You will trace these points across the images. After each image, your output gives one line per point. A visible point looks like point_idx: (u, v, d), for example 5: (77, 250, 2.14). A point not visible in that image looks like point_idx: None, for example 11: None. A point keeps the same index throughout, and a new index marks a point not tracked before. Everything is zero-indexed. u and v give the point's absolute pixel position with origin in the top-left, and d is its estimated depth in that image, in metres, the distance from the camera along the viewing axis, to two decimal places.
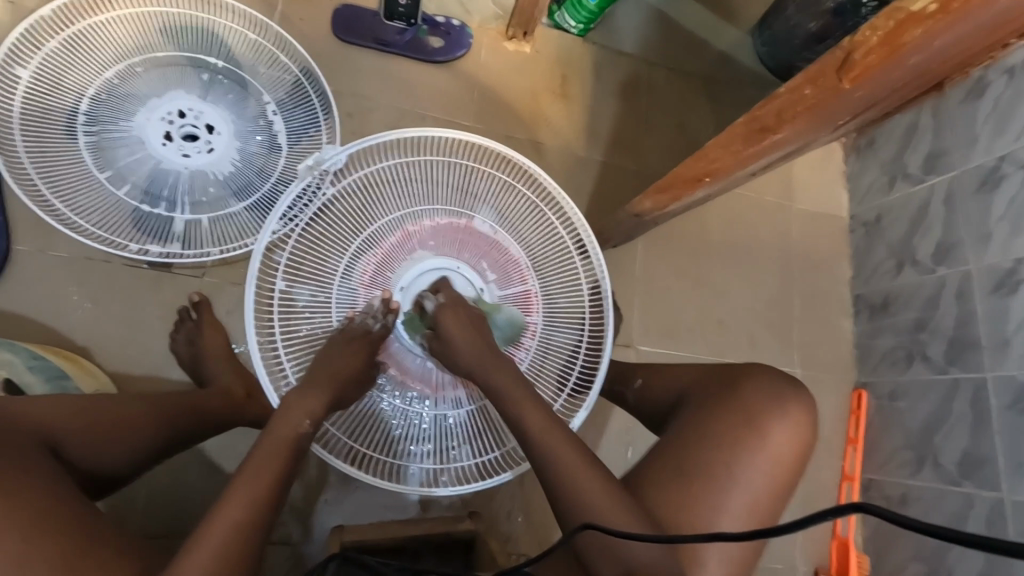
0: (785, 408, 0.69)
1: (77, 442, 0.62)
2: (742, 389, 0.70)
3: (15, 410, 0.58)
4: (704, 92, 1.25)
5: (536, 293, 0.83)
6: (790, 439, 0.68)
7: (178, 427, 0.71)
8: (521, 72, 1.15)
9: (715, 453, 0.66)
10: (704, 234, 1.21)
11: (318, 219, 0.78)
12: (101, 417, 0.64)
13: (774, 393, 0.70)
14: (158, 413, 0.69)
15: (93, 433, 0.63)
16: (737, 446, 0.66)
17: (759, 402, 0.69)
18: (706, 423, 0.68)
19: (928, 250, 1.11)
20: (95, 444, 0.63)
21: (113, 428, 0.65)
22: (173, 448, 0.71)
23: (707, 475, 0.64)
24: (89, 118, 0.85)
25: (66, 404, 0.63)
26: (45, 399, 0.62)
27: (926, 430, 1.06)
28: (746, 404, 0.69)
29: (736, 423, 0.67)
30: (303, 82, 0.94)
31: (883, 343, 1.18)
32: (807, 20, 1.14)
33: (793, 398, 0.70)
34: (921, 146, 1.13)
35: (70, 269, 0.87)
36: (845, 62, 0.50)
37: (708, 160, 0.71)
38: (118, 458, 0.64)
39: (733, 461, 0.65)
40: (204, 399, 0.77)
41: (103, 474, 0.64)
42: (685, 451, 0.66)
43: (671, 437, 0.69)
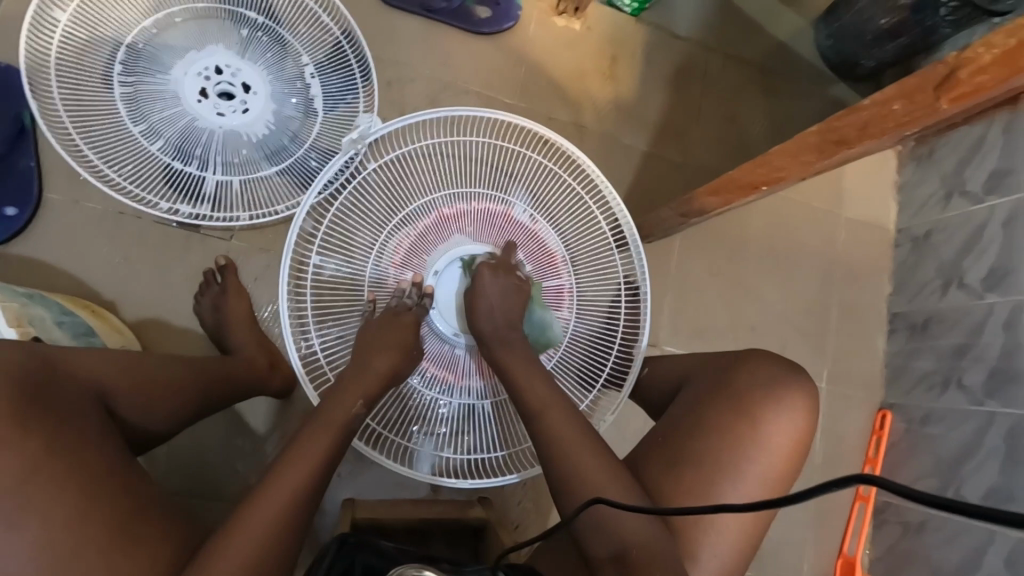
0: (784, 395, 0.66)
1: (125, 398, 0.62)
2: (737, 377, 0.67)
3: (67, 362, 0.58)
4: (759, 85, 1.19)
5: (571, 286, 0.80)
6: (788, 427, 0.65)
7: (214, 388, 0.72)
8: (569, 50, 1.09)
9: (710, 446, 0.63)
10: (742, 236, 1.16)
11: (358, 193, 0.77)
12: (146, 374, 0.65)
13: (773, 381, 0.66)
14: (198, 376, 0.70)
15: (142, 390, 0.64)
16: (733, 439, 0.63)
17: (755, 392, 0.66)
18: (701, 415, 0.65)
19: (979, 275, 1.05)
20: (141, 403, 0.63)
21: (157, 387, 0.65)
22: (208, 411, 0.72)
23: (702, 468, 0.62)
24: (126, 67, 0.82)
25: (113, 356, 0.63)
26: (94, 351, 0.62)
27: (953, 460, 1.03)
28: (742, 391, 0.66)
29: (734, 413, 0.64)
30: (343, 45, 0.90)
31: (917, 365, 1.13)
32: (879, 17, 1.06)
33: (792, 386, 0.67)
34: (986, 163, 1.06)
35: (101, 222, 0.86)
36: (949, 79, 0.45)
37: (771, 166, 0.66)
38: (160, 417, 0.65)
39: (731, 454, 0.63)
40: (237, 367, 0.78)
41: (144, 433, 0.64)
42: (682, 443, 0.64)
43: (666, 429, 0.67)
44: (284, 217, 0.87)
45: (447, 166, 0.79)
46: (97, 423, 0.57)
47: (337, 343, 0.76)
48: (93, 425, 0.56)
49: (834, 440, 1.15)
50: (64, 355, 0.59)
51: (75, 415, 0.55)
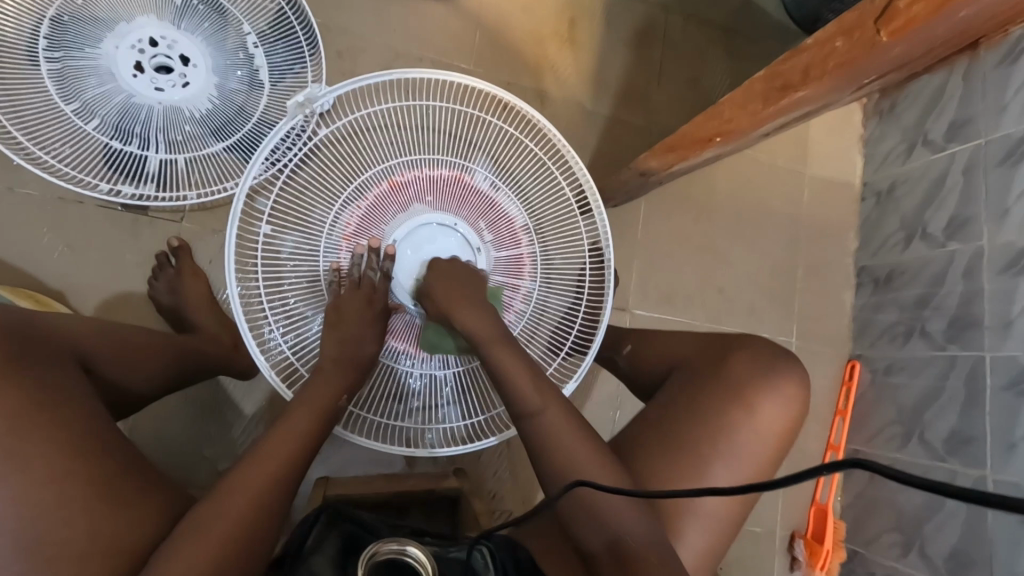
0: (776, 380, 0.67)
1: (106, 361, 0.62)
2: (733, 362, 0.68)
3: (51, 323, 0.59)
4: (722, 42, 1.17)
5: (533, 256, 0.78)
6: (778, 411, 0.66)
7: (191, 359, 0.73)
8: (526, 11, 1.06)
9: (701, 429, 0.64)
10: (709, 196, 1.15)
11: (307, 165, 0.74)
12: (125, 341, 0.65)
13: (766, 366, 0.67)
14: (174, 346, 0.71)
15: (123, 358, 0.64)
16: (725, 420, 0.64)
17: (748, 376, 0.66)
18: (695, 397, 0.66)
19: (940, 225, 1.06)
20: (120, 367, 0.63)
21: (135, 351, 0.65)
22: (184, 380, 0.73)
23: (691, 450, 0.63)
24: (51, 42, 0.78)
25: (93, 327, 0.63)
26: (73, 320, 0.62)
27: (917, 407, 1.05)
28: (734, 374, 0.67)
29: (723, 394, 0.65)
30: (286, 12, 0.86)
31: (882, 317, 1.15)
32: None
33: (784, 371, 0.67)
34: (947, 112, 1.06)
35: (42, 208, 0.83)
36: (887, 11, 0.44)
37: (723, 117, 0.65)
38: (139, 383, 0.65)
39: (718, 436, 0.64)
40: (208, 343, 0.78)
41: (123, 398, 0.64)
42: (668, 426, 0.65)
43: (660, 412, 0.67)
44: (234, 194, 0.85)
45: (400, 133, 0.76)
46: (83, 383, 0.57)
47: (295, 321, 0.74)
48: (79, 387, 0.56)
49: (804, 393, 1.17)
50: (48, 317, 0.59)
51: (60, 376, 0.54)
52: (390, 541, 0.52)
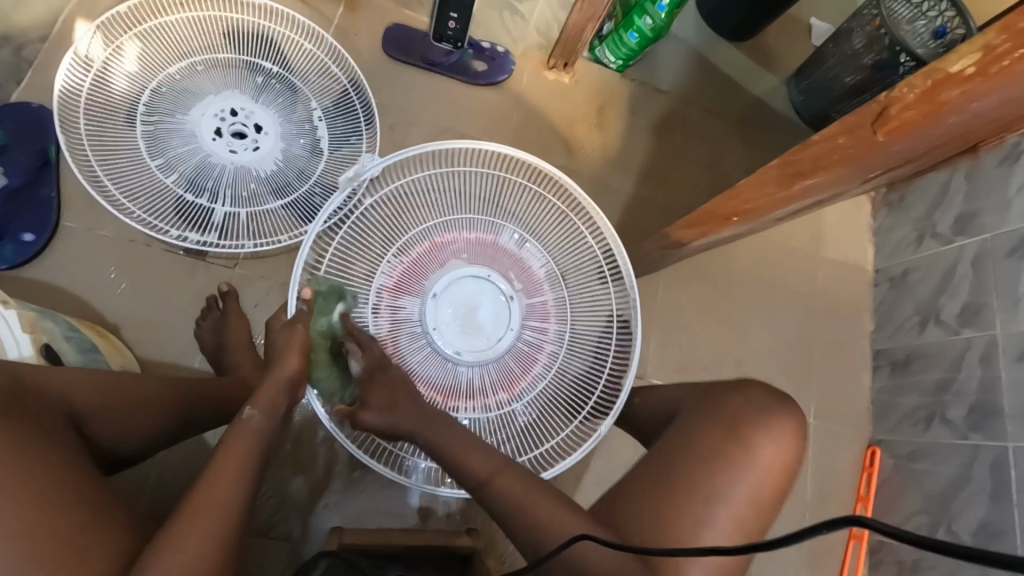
0: (771, 422, 0.68)
1: (96, 418, 0.62)
2: (727, 403, 0.70)
3: (41, 380, 0.59)
4: (737, 135, 1.27)
5: (561, 317, 0.85)
6: (774, 452, 0.67)
7: (195, 410, 0.72)
8: (559, 100, 1.18)
9: (703, 468, 0.65)
10: (726, 272, 1.21)
11: (362, 222, 0.81)
12: (121, 396, 0.64)
13: (760, 409, 0.69)
14: (179, 394, 0.70)
15: (116, 411, 0.63)
16: (720, 462, 0.65)
17: (745, 417, 0.68)
18: (692, 437, 0.67)
19: (954, 312, 1.09)
20: (113, 424, 0.63)
21: (130, 406, 0.65)
22: (192, 428, 0.72)
23: (693, 489, 0.63)
24: (148, 108, 0.90)
25: (88, 378, 0.63)
26: (67, 372, 0.62)
27: (943, 496, 1.03)
28: (732, 415, 0.68)
29: (721, 435, 0.67)
30: (350, 92, 0.98)
31: (903, 401, 1.15)
32: (846, 75, 1.15)
33: (780, 415, 0.69)
34: (953, 207, 1.12)
35: (111, 249, 0.91)
36: (881, 115, 0.50)
37: (741, 199, 0.71)
38: (132, 438, 0.65)
39: (718, 477, 0.64)
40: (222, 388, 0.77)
41: (117, 453, 0.64)
42: (669, 464, 0.66)
43: (658, 456, 0.67)
44: (287, 246, 0.92)
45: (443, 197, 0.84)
46: (65, 442, 0.57)
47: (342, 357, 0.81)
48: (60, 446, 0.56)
49: (824, 475, 1.15)
50: (40, 375, 0.59)
51: (37, 436, 0.54)
52: None
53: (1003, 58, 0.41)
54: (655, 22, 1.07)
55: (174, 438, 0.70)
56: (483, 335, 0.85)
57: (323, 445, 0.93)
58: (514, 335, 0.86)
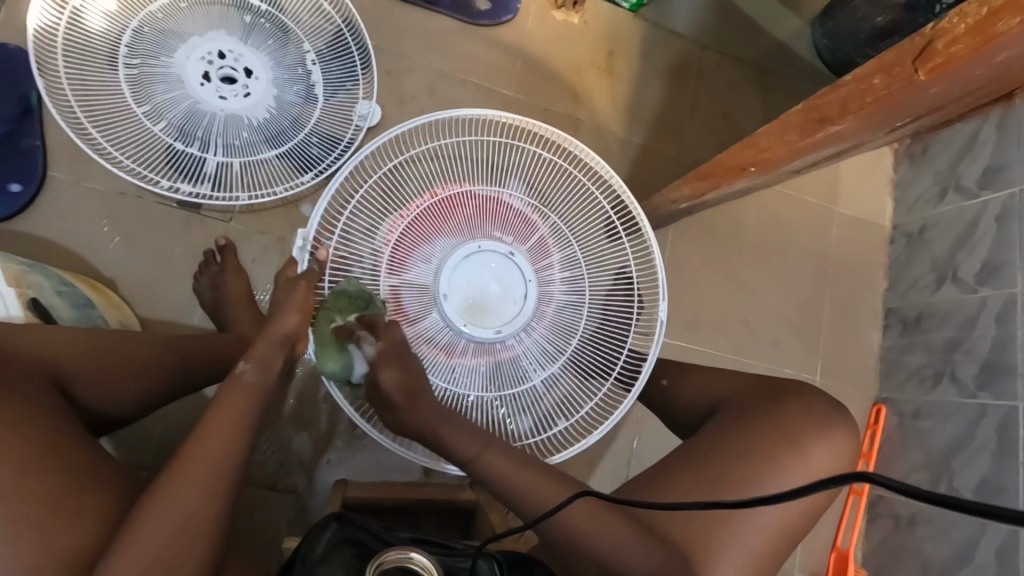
0: (824, 430, 0.67)
1: (82, 379, 0.61)
2: (787, 407, 0.68)
3: (23, 343, 0.58)
4: (755, 81, 1.20)
5: (579, 285, 0.77)
6: (822, 460, 0.66)
7: (191, 370, 0.70)
8: (567, 43, 1.11)
9: (744, 459, 0.64)
10: (738, 228, 1.17)
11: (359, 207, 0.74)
12: (109, 357, 0.63)
13: (820, 415, 0.68)
14: (173, 355, 0.69)
15: (105, 373, 0.62)
16: (777, 462, 0.64)
17: (800, 422, 0.67)
18: (741, 428, 0.67)
19: (972, 269, 1.06)
20: (102, 385, 0.62)
21: (122, 366, 0.63)
22: (190, 387, 0.71)
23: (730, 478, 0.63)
24: (131, 50, 0.84)
25: (74, 337, 0.62)
26: (50, 330, 0.61)
27: (945, 453, 1.03)
28: (786, 416, 0.67)
29: (772, 434, 0.66)
30: (344, 34, 0.92)
31: (910, 360, 1.14)
32: (875, 14, 1.07)
33: (836, 425, 0.68)
34: (979, 159, 1.06)
35: (103, 201, 0.88)
36: (925, 51, 0.45)
37: (758, 148, 0.67)
38: (122, 401, 0.64)
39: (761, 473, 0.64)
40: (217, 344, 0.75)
41: (109, 413, 0.64)
42: (712, 450, 0.65)
43: (706, 443, 0.67)
44: (283, 198, 0.90)
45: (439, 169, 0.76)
46: (50, 402, 0.56)
47: None
48: (47, 406, 0.55)
49: None
50: (21, 336, 0.58)
51: (19, 396, 0.53)
52: (393, 550, 0.51)
53: None
54: None
55: (169, 398, 0.69)
56: (507, 305, 0.76)
57: (326, 400, 0.93)
58: (535, 304, 0.77)
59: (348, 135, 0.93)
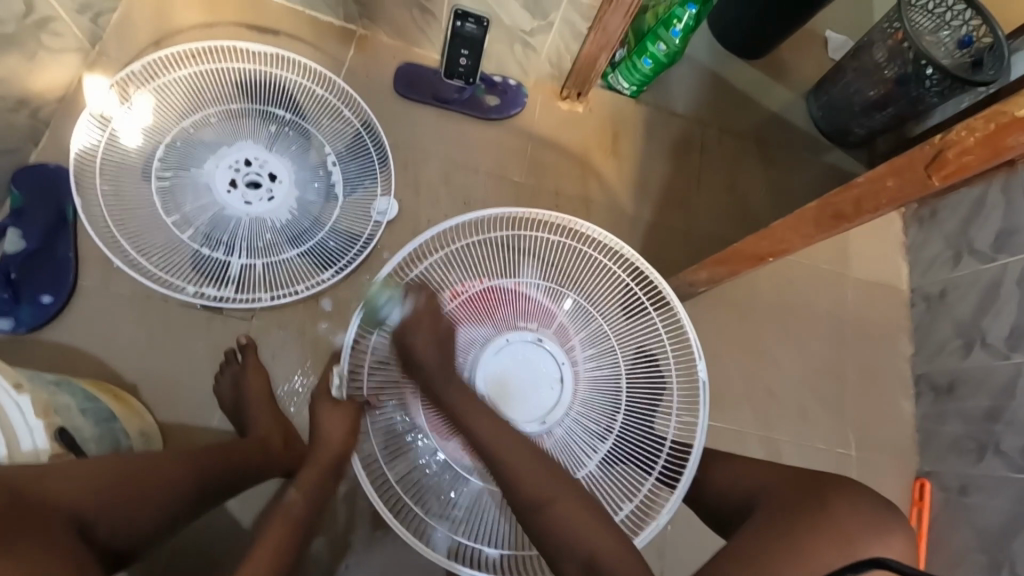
0: (884, 528, 0.58)
1: (106, 516, 0.58)
2: (829, 506, 0.60)
3: (45, 485, 0.56)
4: (758, 155, 1.24)
5: (613, 365, 0.78)
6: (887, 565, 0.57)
7: (213, 483, 0.69)
8: (573, 130, 1.16)
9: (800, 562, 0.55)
10: (755, 300, 1.16)
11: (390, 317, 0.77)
12: (134, 487, 0.61)
13: (871, 516, 0.59)
14: (195, 472, 0.67)
15: (126, 505, 0.60)
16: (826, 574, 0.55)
17: (857, 521, 0.58)
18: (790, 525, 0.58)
19: (1000, 334, 1.03)
20: (124, 518, 0.60)
21: (145, 494, 0.62)
22: (212, 501, 0.69)
23: None
24: (164, 163, 0.90)
25: (97, 467, 0.60)
26: (75, 463, 0.60)
27: (1001, 532, 0.97)
28: (838, 512, 0.59)
29: (831, 532, 0.57)
30: (362, 136, 0.97)
31: (949, 430, 1.09)
32: (868, 89, 1.12)
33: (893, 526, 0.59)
34: (990, 224, 1.07)
35: (129, 307, 0.90)
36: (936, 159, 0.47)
37: (775, 240, 0.68)
38: (140, 533, 0.61)
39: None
40: (238, 450, 0.74)
41: (131, 547, 0.61)
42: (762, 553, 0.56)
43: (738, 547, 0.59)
44: (304, 296, 0.92)
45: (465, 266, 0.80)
46: (73, 547, 0.53)
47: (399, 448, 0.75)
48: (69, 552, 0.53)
49: None
50: (37, 476, 0.56)
51: (41, 543, 0.51)
52: None
53: None
54: (669, 48, 1.05)
55: (191, 517, 0.67)
56: (542, 397, 0.77)
57: (346, 497, 0.91)
58: (572, 390, 0.78)
59: (367, 231, 0.95)
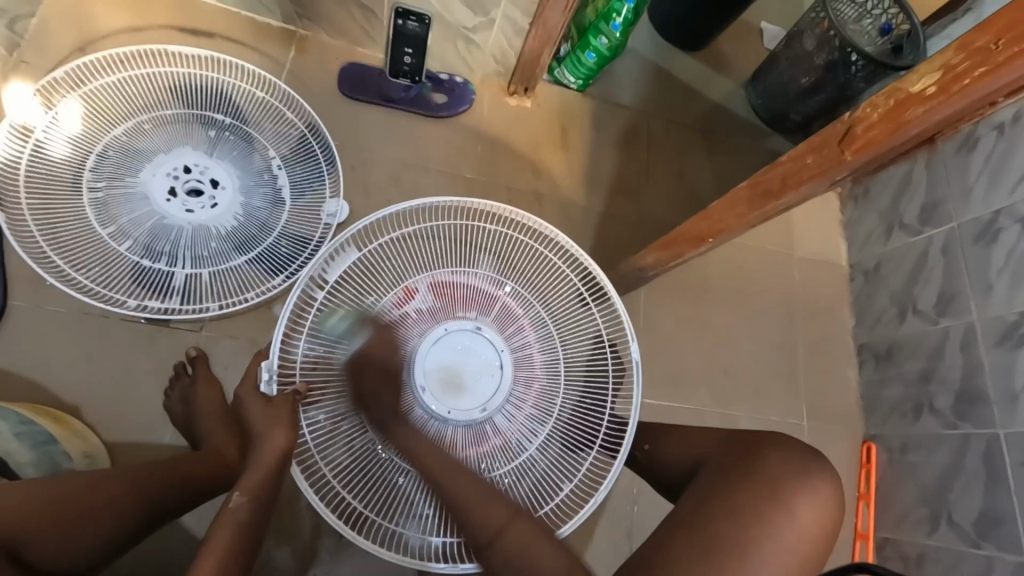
0: (813, 480, 0.64)
1: (38, 542, 0.57)
2: (762, 463, 0.65)
3: None
4: (701, 142, 1.28)
5: (549, 347, 0.77)
6: (817, 511, 0.63)
7: (162, 501, 0.66)
8: (521, 124, 1.17)
9: (741, 526, 0.60)
10: (707, 283, 1.20)
11: (325, 308, 0.73)
12: (69, 511, 0.59)
13: (798, 466, 0.65)
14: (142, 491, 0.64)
15: (60, 531, 0.58)
16: (762, 521, 0.60)
17: (787, 476, 0.64)
18: (730, 489, 0.63)
19: (930, 301, 1.11)
20: (58, 540, 0.58)
21: (82, 519, 0.60)
22: (160, 519, 0.67)
23: (740, 550, 0.59)
24: (96, 174, 0.86)
25: (30, 491, 0.58)
26: (8, 485, 0.58)
27: (939, 486, 1.03)
28: (771, 471, 0.64)
29: (763, 491, 0.62)
30: (308, 138, 0.96)
31: (889, 394, 1.16)
32: (800, 76, 1.17)
33: (820, 475, 0.65)
34: (917, 198, 1.14)
35: (66, 325, 0.86)
36: (847, 134, 0.51)
37: (712, 220, 0.71)
38: (76, 556, 0.59)
39: (758, 539, 0.60)
40: (195, 466, 0.72)
41: (68, 569, 0.60)
42: (708, 522, 0.60)
43: (690, 509, 0.63)
44: (254, 303, 0.90)
45: (405, 257, 0.78)
46: None
47: (339, 446, 0.72)
48: None
49: None
50: None
51: None
52: None
53: (963, 78, 0.41)
54: (610, 42, 1.07)
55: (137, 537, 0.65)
56: (482, 385, 0.76)
57: (309, 506, 0.89)
58: (511, 375, 0.76)
59: (318, 235, 0.94)
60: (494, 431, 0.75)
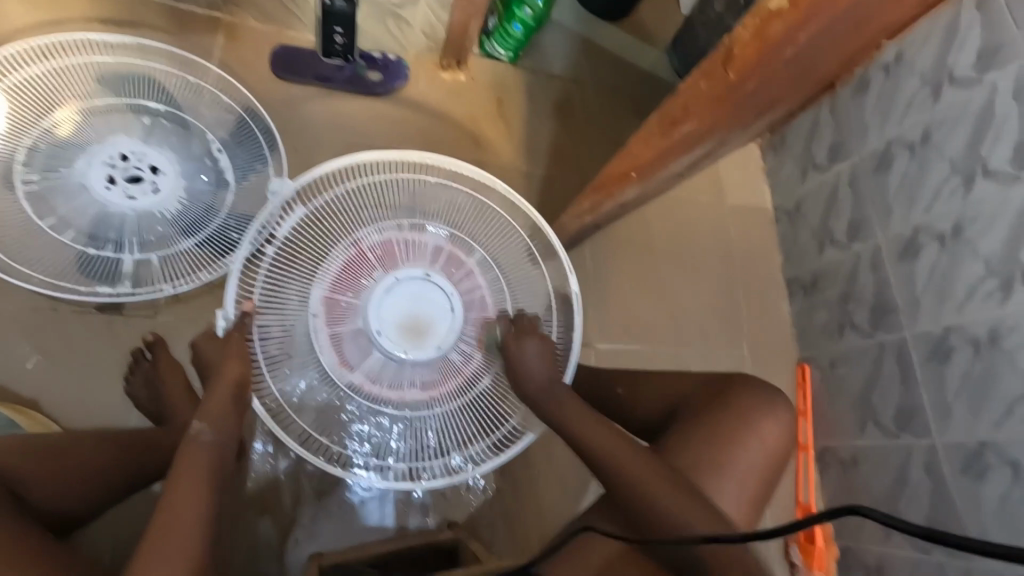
0: (773, 407, 0.76)
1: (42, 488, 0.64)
2: (734, 396, 0.76)
3: None
4: (632, 105, 1.35)
5: (497, 291, 0.83)
6: (777, 433, 0.75)
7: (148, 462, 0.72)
8: (458, 97, 1.21)
9: (711, 447, 0.72)
10: (648, 234, 1.29)
11: (279, 260, 0.76)
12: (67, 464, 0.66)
13: (763, 398, 0.76)
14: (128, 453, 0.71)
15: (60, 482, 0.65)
16: (727, 442, 0.73)
17: (751, 405, 0.75)
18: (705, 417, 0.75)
19: (843, 229, 1.22)
20: (58, 487, 0.65)
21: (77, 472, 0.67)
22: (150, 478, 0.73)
23: (708, 465, 0.71)
24: (30, 166, 0.85)
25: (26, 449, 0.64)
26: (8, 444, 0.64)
27: (865, 393, 1.15)
28: (740, 403, 0.76)
29: (731, 417, 0.74)
30: (246, 120, 0.96)
31: (817, 319, 1.27)
32: (713, 36, 1.26)
33: (780, 403, 0.77)
34: (825, 139, 1.25)
35: (14, 322, 0.86)
36: (728, 56, 0.58)
37: (631, 156, 0.78)
38: (73, 499, 0.66)
39: (726, 455, 0.72)
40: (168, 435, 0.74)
41: (71, 515, 0.67)
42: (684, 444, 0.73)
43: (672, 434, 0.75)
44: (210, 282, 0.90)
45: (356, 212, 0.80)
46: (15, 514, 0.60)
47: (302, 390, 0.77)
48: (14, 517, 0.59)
49: None
50: None
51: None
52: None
53: None
54: (535, 11, 1.14)
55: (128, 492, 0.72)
56: (438, 328, 0.81)
57: (287, 475, 0.92)
58: (463, 318, 0.82)
59: None
60: (451, 370, 0.81)
